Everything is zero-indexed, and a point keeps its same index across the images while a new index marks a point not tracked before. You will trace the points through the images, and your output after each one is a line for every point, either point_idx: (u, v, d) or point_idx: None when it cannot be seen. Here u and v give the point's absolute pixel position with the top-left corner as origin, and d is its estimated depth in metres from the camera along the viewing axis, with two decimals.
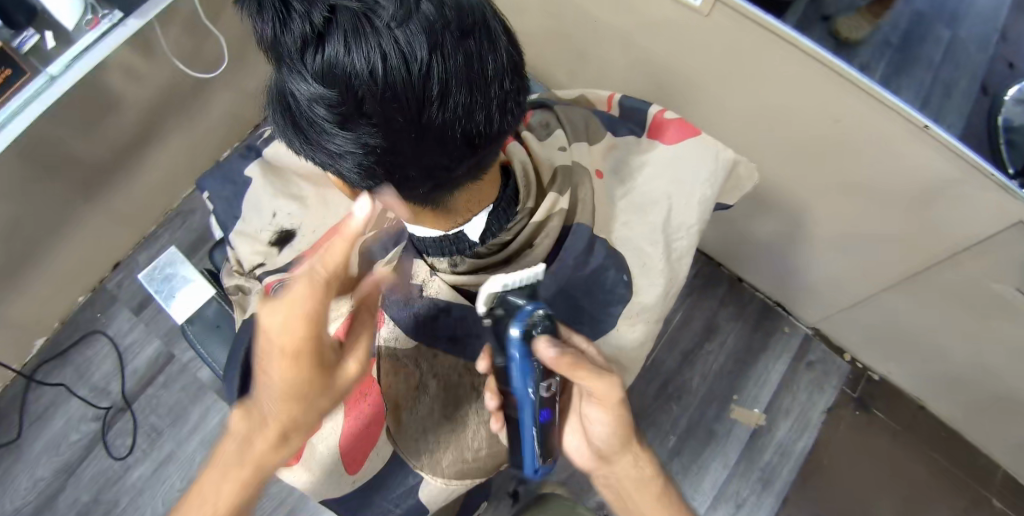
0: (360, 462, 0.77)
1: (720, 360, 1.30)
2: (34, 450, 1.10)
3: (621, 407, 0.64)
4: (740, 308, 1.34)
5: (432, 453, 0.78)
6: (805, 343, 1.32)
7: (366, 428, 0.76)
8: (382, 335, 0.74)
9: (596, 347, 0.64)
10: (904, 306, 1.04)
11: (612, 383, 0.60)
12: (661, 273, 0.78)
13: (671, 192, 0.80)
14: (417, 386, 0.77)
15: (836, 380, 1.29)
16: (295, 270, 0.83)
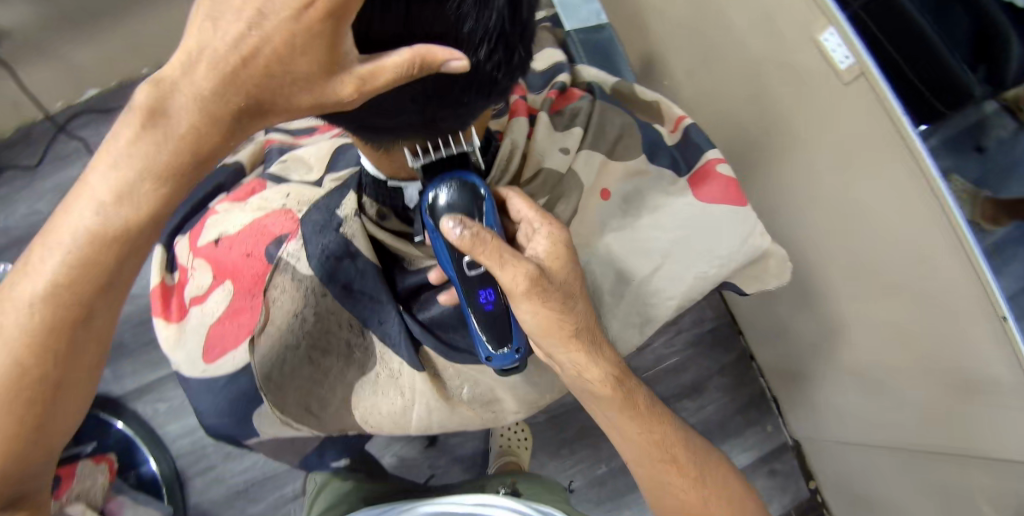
0: (219, 353, 0.70)
1: (695, 425, 1.11)
2: (47, 185, 1.05)
3: (553, 293, 0.56)
4: (745, 389, 1.13)
5: (279, 384, 0.68)
6: (780, 450, 1.11)
7: (237, 328, 0.70)
8: (285, 249, 0.68)
9: (542, 235, 0.60)
10: (890, 466, 0.91)
11: (525, 263, 0.54)
12: (623, 323, 0.74)
13: (669, 251, 0.74)
14: (297, 313, 0.67)
15: (786, 500, 1.09)
16: (298, 142, 0.80)
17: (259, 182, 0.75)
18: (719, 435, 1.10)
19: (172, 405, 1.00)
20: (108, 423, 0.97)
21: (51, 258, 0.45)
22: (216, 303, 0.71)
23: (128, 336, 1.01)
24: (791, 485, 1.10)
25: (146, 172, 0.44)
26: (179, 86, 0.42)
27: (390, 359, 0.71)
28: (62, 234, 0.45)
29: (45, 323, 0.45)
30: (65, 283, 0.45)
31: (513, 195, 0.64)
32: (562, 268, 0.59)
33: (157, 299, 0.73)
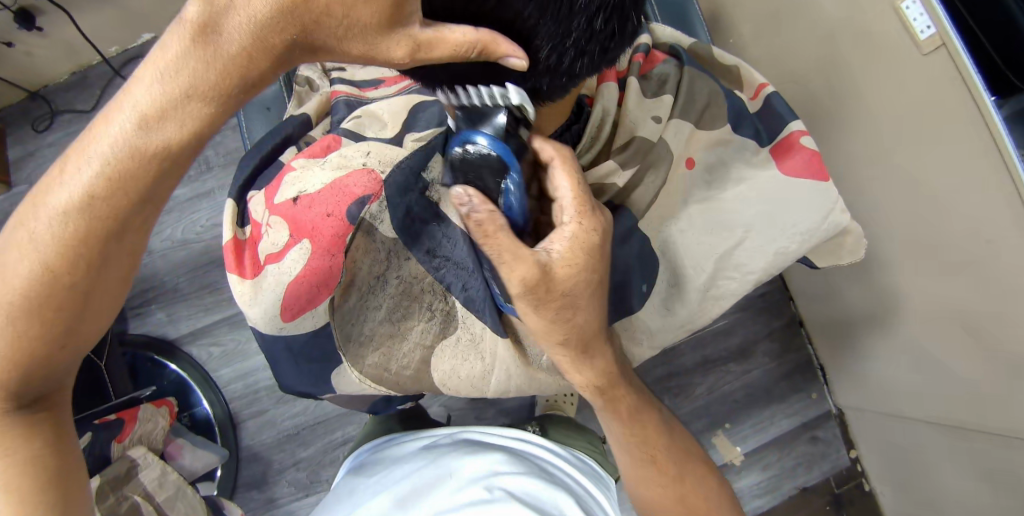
0: (303, 311, 0.69)
1: (734, 387, 1.10)
2: None
3: (547, 302, 0.52)
4: (795, 355, 1.12)
5: (364, 341, 0.71)
6: (823, 418, 1.10)
7: (316, 289, 0.69)
8: (367, 209, 0.68)
9: (566, 230, 0.53)
10: (942, 444, 0.88)
11: (527, 262, 0.50)
12: (689, 306, 0.73)
13: (752, 224, 0.71)
14: (382, 269, 0.70)
15: (826, 466, 1.09)
16: (369, 98, 0.78)
17: (334, 138, 0.73)
18: (764, 402, 1.10)
19: (224, 350, 1.03)
20: (162, 365, 1.01)
21: (89, 165, 0.44)
22: (294, 262, 0.68)
23: (190, 280, 1.05)
24: (832, 452, 1.10)
25: (183, 92, 0.42)
26: (233, 5, 0.39)
27: (472, 325, 0.71)
28: (99, 141, 0.44)
29: (79, 232, 0.46)
30: (106, 198, 0.45)
31: (557, 166, 0.55)
32: (571, 274, 0.53)
33: (231, 254, 0.71)
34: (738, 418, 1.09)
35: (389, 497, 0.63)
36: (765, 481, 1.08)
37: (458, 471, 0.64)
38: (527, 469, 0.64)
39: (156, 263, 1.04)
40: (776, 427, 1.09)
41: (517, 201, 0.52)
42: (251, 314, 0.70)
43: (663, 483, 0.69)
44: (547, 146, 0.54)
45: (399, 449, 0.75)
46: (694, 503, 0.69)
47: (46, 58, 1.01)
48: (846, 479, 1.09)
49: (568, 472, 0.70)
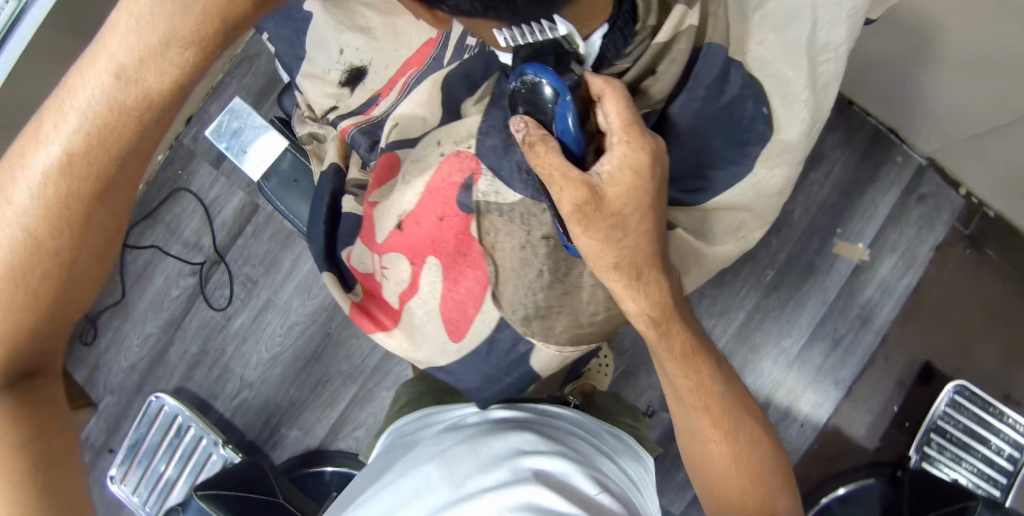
0: (466, 327, 0.61)
1: (824, 193, 1.07)
2: (151, 298, 1.07)
3: (599, 222, 0.52)
4: (866, 132, 1.07)
5: (542, 316, 0.60)
6: (918, 175, 1.06)
7: (463, 297, 0.61)
8: (477, 190, 0.59)
9: (614, 153, 0.52)
10: None
11: (574, 184, 0.50)
12: (807, 104, 0.61)
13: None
14: (523, 240, 0.58)
15: (946, 216, 1.05)
16: (371, 115, 0.65)
17: (389, 154, 0.62)
18: (858, 188, 1.06)
19: (368, 428, 1.05)
20: (319, 472, 1.03)
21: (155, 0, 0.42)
22: (432, 283, 0.62)
23: (302, 382, 1.06)
24: (946, 199, 1.05)
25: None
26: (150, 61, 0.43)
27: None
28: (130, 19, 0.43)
29: (69, 185, 0.44)
30: (122, 65, 0.43)
31: (608, 95, 0.52)
32: (624, 194, 0.52)
33: (363, 317, 0.66)
34: (841, 216, 1.06)
35: (397, 494, 0.55)
36: (896, 261, 1.05)
37: (484, 445, 0.57)
38: (557, 450, 0.57)
39: (263, 389, 1.06)
40: (882, 207, 1.06)
41: (572, 132, 0.51)
42: (421, 356, 0.65)
43: (716, 434, 0.62)
44: (597, 78, 0.52)
45: (429, 415, 0.70)
46: (743, 475, 0.61)
47: None
48: (970, 216, 1.05)
49: (604, 465, 0.60)
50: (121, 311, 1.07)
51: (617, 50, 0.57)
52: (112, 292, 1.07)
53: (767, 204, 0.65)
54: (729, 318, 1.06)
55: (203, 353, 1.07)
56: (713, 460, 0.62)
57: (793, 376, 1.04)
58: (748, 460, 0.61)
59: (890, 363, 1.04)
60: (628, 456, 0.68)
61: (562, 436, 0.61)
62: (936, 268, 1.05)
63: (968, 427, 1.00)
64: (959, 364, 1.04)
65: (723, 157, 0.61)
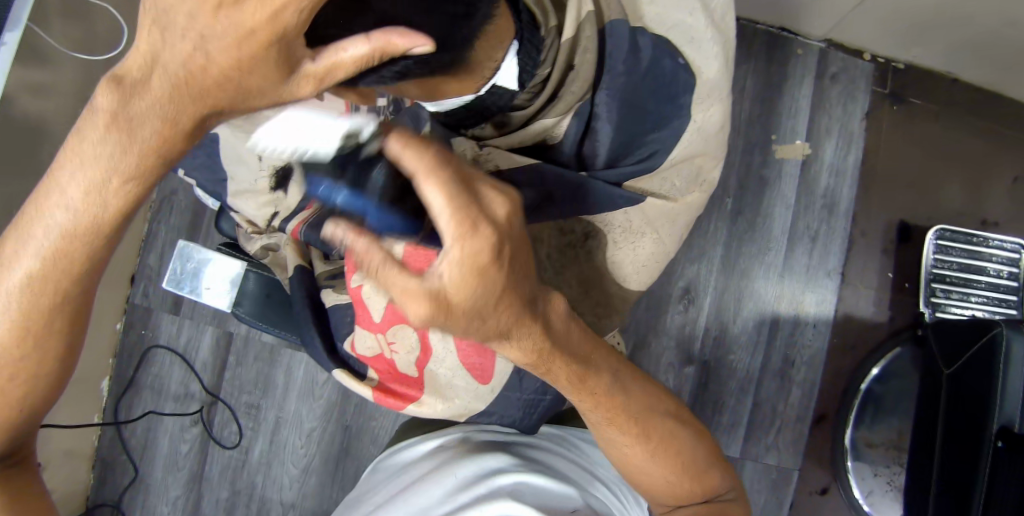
0: (492, 364, 0.61)
1: (746, 107, 1.09)
2: (165, 463, 1.03)
3: (457, 321, 0.42)
4: (761, 38, 1.10)
5: None
6: (822, 57, 1.10)
7: (480, 339, 0.60)
8: None
9: (449, 255, 0.38)
10: None
11: (414, 291, 0.39)
12: (716, 44, 0.63)
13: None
14: None
15: (864, 83, 1.10)
16: (309, 209, 0.62)
17: None
18: (776, 90, 1.09)
19: None
20: None
21: (98, 146, 0.47)
22: (444, 339, 0.60)
23: (340, 479, 1.04)
24: (857, 69, 1.10)
25: (206, 72, 0.42)
26: (138, 90, 0.44)
27: (612, 219, 0.62)
28: (77, 163, 0.48)
29: (69, 242, 0.51)
30: (82, 204, 0.49)
31: (422, 179, 0.36)
32: (477, 291, 0.40)
33: (388, 398, 0.64)
34: (772, 121, 1.09)
35: None
36: (835, 142, 1.09)
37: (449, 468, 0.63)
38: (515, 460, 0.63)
39: (305, 505, 1.03)
40: (803, 99, 1.09)
41: (425, 239, 0.40)
42: (460, 407, 0.64)
43: (635, 436, 0.62)
44: (403, 150, 0.35)
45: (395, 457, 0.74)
46: (675, 467, 0.64)
47: (74, 460, 0.98)
48: (885, 74, 1.10)
49: (562, 468, 0.66)
50: (139, 486, 1.03)
51: (536, 60, 0.55)
52: (124, 471, 1.03)
53: (716, 144, 0.66)
54: (710, 255, 1.06)
55: (235, 493, 1.03)
56: (647, 467, 0.64)
57: (791, 284, 1.06)
58: (681, 459, 0.64)
59: (870, 237, 1.08)
60: (604, 469, 0.71)
61: (524, 450, 0.67)
62: (874, 133, 1.10)
63: (963, 264, 1.03)
64: (932, 211, 1.09)
65: (665, 115, 0.62)
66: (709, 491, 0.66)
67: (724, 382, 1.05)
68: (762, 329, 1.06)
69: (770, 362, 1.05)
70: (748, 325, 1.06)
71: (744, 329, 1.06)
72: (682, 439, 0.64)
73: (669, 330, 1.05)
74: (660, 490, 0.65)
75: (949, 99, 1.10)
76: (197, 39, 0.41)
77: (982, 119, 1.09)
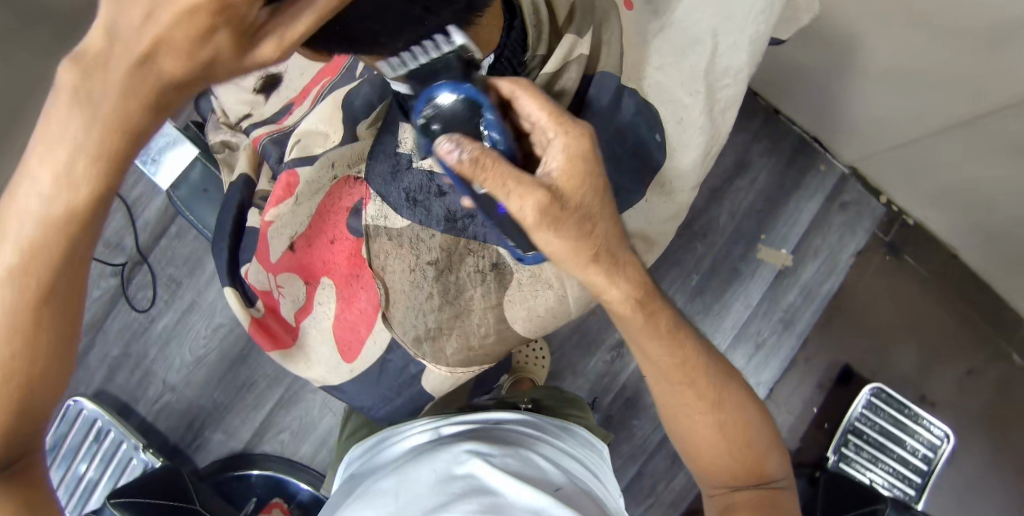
0: (359, 346, 0.68)
1: (749, 198, 1.09)
2: None
3: (567, 220, 0.49)
4: (791, 141, 1.10)
5: (430, 340, 0.66)
6: (840, 183, 1.10)
7: (358, 320, 0.67)
8: (366, 213, 0.65)
9: (557, 146, 0.51)
10: (956, 151, 0.88)
11: (531, 188, 0.47)
12: (702, 132, 0.69)
13: (716, 27, 0.67)
14: (411, 265, 0.65)
15: (868, 223, 1.10)
16: (283, 124, 0.69)
17: (292, 173, 0.65)
18: (785, 195, 1.09)
19: (293, 431, 1.03)
20: (246, 477, 1.00)
21: (65, 122, 0.40)
22: (328, 305, 0.68)
23: (227, 383, 1.03)
24: (867, 208, 1.10)
25: (172, 42, 0.36)
26: (99, 67, 0.38)
27: (519, 263, 0.64)
28: (43, 145, 0.41)
29: (42, 239, 0.43)
30: (52, 189, 0.41)
31: (520, 94, 0.51)
32: (572, 183, 0.50)
33: (262, 336, 0.69)
34: (770, 222, 1.09)
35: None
36: (817, 266, 1.09)
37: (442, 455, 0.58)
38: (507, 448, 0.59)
39: (186, 392, 1.03)
40: (806, 213, 1.09)
41: (501, 138, 0.51)
42: (316, 374, 0.70)
43: (704, 406, 0.59)
44: (506, 80, 0.51)
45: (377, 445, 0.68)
46: (733, 433, 0.59)
47: None
48: (890, 223, 1.10)
49: (550, 453, 0.63)
50: None
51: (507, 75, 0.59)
52: None
53: (663, 224, 0.71)
54: None
55: (125, 356, 1.03)
56: (705, 439, 0.59)
57: None
58: (719, 431, 0.59)
59: (811, 365, 1.08)
60: (587, 452, 0.69)
61: (503, 433, 0.64)
62: (856, 273, 1.10)
63: (883, 428, 1.05)
64: (877, 367, 1.09)
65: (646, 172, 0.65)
66: (761, 471, 0.60)
67: (621, 441, 1.06)
68: None
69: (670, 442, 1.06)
70: None
71: None
72: (729, 396, 0.60)
73: (589, 373, 1.05)
74: (720, 470, 0.60)
75: (939, 270, 1.10)
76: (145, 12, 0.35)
77: (962, 302, 1.10)
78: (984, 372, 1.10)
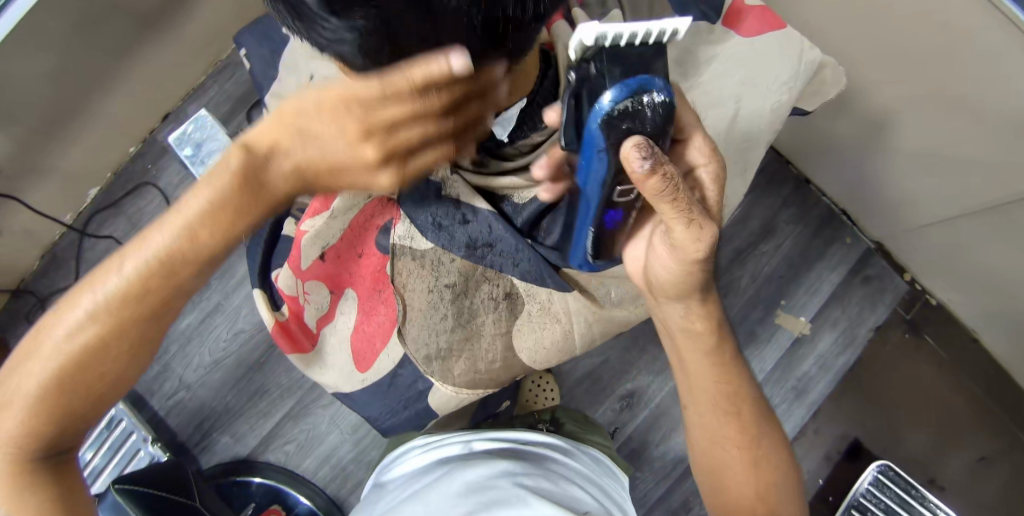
0: (371, 359, 0.71)
1: (771, 264, 1.10)
2: None
3: (686, 227, 0.53)
4: (817, 211, 1.11)
5: (442, 360, 0.69)
6: (863, 257, 1.10)
7: (372, 333, 0.71)
8: (395, 233, 0.67)
9: (656, 156, 0.54)
10: (986, 236, 0.88)
11: (683, 199, 0.50)
12: (714, 197, 0.73)
13: (740, 94, 0.71)
14: (431, 286, 0.67)
15: (890, 300, 1.09)
16: None
17: (325, 189, 0.66)
18: (806, 264, 1.10)
19: (299, 443, 1.04)
20: (247, 482, 1.02)
21: (215, 190, 0.49)
22: (346, 315, 0.72)
23: (241, 389, 1.06)
24: (889, 284, 1.10)
25: (322, 141, 0.48)
26: (274, 148, 0.49)
27: (535, 292, 0.69)
28: (193, 196, 0.50)
29: (159, 271, 0.51)
30: (188, 235, 0.51)
31: (613, 102, 0.52)
32: (672, 195, 0.56)
33: (283, 339, 0.72)
34: (789, 289, 1.09)
35: None
36: (835, 337, 1.08)
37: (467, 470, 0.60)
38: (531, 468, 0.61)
39: (200, 392, 1.05)
40: (827, 283, 1.10)
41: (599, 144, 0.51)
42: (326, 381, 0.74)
43: (741, 442, 0.63)
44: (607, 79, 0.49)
45: (409, 457, 0.71)
46: (766, 469, 0.63)
47: (27, 243, 0.99)
48: (912, 303, 1.09)
49: (572, 476, 0.63)
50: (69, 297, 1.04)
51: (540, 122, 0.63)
52: (64, 276, 1.04)
53: None
54: (667, 377, 1.06)
55: None
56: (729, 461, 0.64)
57: None
58: (743, 459, 0.63)
59: (820, 438, 1.06)
60: (611, 480, 0.70)
61: (527, 456, 0.66)
62: (874, 349, 1.09)
63: (888, 507, 1.00)
64: (887, 448, 1.07)
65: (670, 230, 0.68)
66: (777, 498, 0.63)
67: None
68: (679, 466, 1.05)
69: (670, 500, 1.04)
70: (669, 457, 1.05)
71: (662, 458, 1.05)
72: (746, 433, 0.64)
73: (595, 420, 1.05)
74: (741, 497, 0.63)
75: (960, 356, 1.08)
76: (318, 115, 0.46)
77: (983, 390, 1.07)
78: (1002, 468, 1.06)
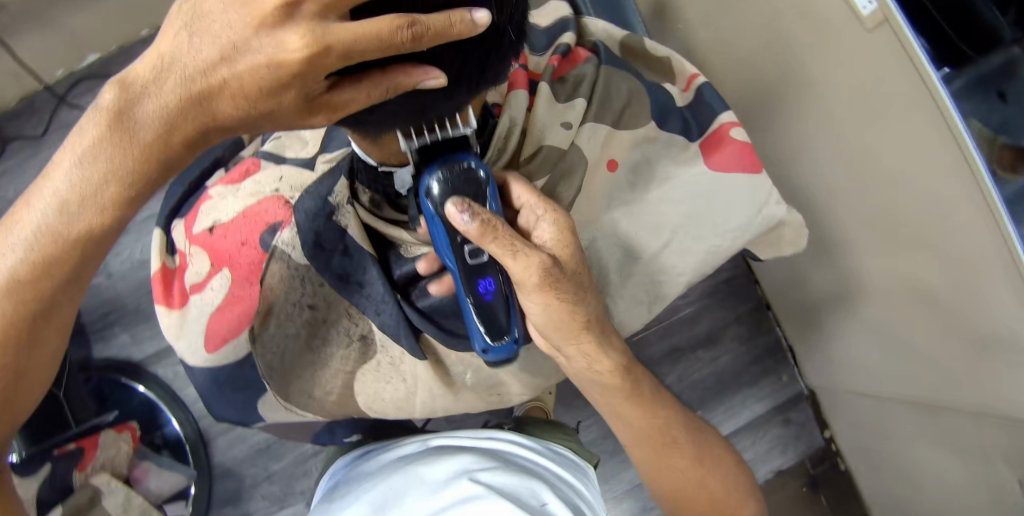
0: (221, 340, 0.72)
1: (703, 372, 1.10)
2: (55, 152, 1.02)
3: (565, 286, 0.56)
4: (765, 339, 1.12)
5: (282, 373, 0.75)
6: (791, 399, 1.11)
7: (230, 318, 0.72)
8: (280, 236, 0.70)
9: (547, 222, 0.59)
10: (909, 428, 0.87)
11: (539, 252, 0.54)
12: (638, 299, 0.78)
13: (678, 225, 0.77)
14: (296, 298, 0.72)
15: (801, 448, 1.09)
16: None
17: (254, 163, 0.76)
18: (735, 384, 1.10)
19: None
20: (130, 388, 1.01)
21: (101, 145, 0.45)
22: (215, 288, 0.72)
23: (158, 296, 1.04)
24: (805, 433, 1.10)
25: (230, 84, 0.41)
26: (147, 91, 0.43)
27: (388, 346, 0.75)
28: (74, 159, 0.46)
29: (91, 196, 0.48)
30: (86, 172, 0.47)
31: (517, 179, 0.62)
32: (570, 257, 0.58)
33: (158, 285, 0.74)
34: (711, 401, 1.10)
35: None
36: None
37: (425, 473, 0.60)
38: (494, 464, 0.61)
39: (118, 285, 1.03)
40: (748, 409, 1.10)
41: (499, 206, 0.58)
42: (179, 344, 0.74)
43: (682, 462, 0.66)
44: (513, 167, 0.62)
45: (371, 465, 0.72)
46: (709, 484, 0.67)
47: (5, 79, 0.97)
48: (820, 460, 1.10)
49: (538, 473, 0.63)
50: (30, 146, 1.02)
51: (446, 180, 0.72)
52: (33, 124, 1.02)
53: None
54: None
55: None
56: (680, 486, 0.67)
57: None
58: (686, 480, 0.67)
59: None
60: (579, 475, 0.70)
61: (487, 454, 0.65)
62: (770, 488, 1.09)
63: None
64: None
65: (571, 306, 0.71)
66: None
67: None
68: None
69: None
70: None
71: None
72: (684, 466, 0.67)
73: None
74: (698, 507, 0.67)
75: None
76: (223, 56, 0.40)
77: None
78: None
